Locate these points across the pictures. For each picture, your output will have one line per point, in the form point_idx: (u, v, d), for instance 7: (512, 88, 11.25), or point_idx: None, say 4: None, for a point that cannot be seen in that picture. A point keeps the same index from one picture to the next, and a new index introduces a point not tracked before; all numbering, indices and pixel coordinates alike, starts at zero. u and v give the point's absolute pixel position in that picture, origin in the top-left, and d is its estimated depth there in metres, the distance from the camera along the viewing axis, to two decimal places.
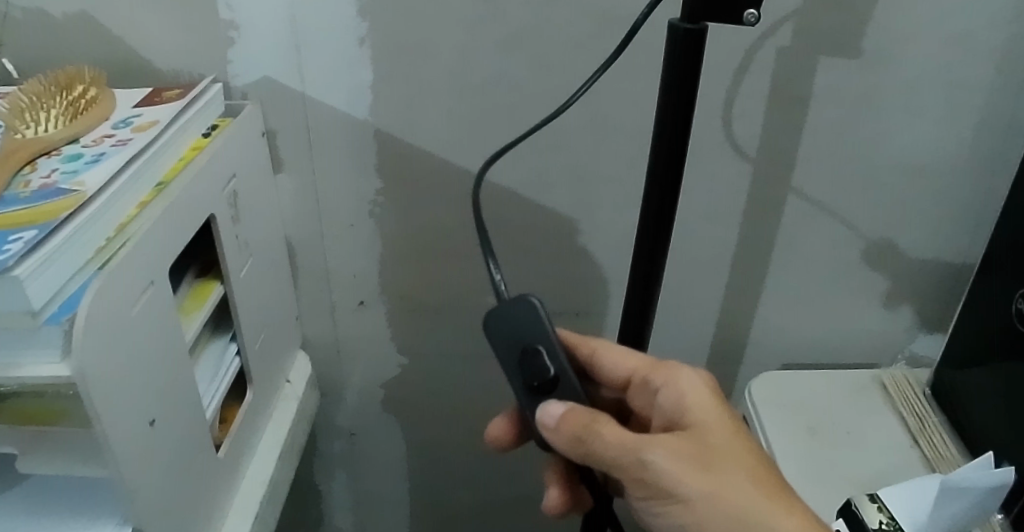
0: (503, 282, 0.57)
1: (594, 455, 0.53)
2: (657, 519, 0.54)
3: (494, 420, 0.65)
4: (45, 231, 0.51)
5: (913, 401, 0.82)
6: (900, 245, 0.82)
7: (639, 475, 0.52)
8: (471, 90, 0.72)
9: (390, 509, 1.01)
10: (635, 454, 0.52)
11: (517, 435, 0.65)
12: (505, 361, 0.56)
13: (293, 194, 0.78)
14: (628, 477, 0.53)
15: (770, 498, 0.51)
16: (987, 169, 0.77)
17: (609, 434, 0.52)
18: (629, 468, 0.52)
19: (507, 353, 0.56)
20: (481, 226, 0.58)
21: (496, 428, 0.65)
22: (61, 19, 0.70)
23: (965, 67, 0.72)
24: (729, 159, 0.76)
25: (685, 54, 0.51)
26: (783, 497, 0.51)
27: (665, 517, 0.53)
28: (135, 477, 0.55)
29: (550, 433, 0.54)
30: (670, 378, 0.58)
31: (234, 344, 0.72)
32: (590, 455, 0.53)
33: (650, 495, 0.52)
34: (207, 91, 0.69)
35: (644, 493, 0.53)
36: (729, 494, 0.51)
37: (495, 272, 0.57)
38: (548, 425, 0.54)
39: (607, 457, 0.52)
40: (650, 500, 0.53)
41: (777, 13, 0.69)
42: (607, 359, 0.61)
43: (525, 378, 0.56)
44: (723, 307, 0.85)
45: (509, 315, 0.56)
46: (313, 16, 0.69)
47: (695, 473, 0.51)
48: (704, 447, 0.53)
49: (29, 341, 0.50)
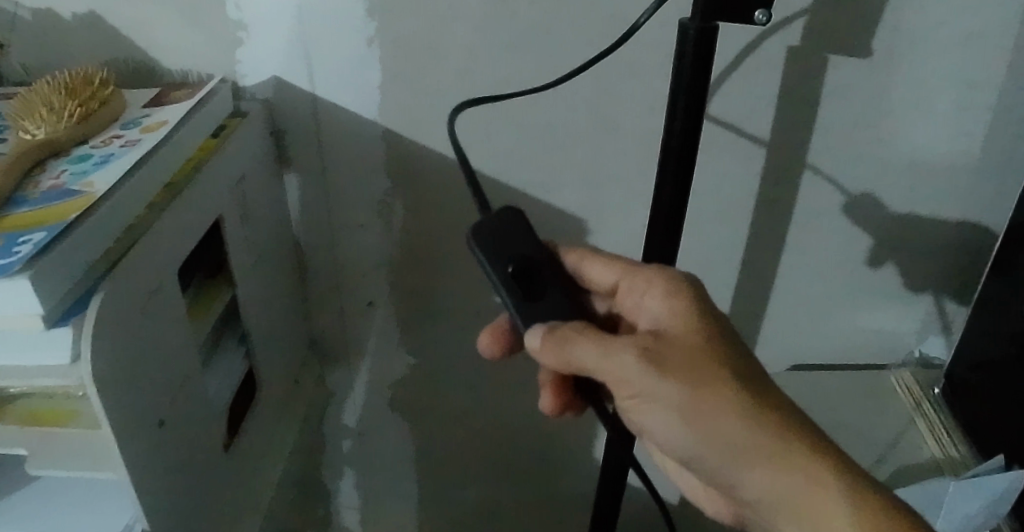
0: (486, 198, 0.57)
1: (575, 363, 0.51)
2: (641, 421, 0.51)
3: (485, 331, 0.62)
4: (54, 232, 0.51)
5: (925, 402, 0.84)
6: (913, 245, 0.81)
7: (619, 377, 0.49)
8: (478, 87, 0.72)
9: (400, 508, 1.01)
10: (614, 359, 0.49)
11: (507, 349, 0.61)
12: (491, 271, 0.54)
13: (302, 193, 0.78)
14: (610, 381, 0.50)
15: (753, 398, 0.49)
16: (999, 169, 0.76)
17: (587, 340, 0.50)
18: (609, 375, 0.50)
19: (493, 259, 0.54)
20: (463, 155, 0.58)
21: (487, 342, 0.61)
22: (71, 20, 0.70)
23: (978, 65, 0.71)
24: (739, 157, 0.76)
25: (697, 55, 0.51)
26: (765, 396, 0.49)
27: (649, 420, 0.51)
28: (143, 479, 0.55)
29: (535, 354, 0.52)
30: (655, 281, 0.54)
31: (243, 345, 0.72)
32: (573, 364, 0.51)
33: (631, 400, 0.50)
34: (216, 91, 0.68)
35: (625, 397, 0.50)
36: (708, 393, 0.48)
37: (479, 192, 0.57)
38: (530, 350, 0.52)
39: (587, 364, 0.50)
40: (630, 405, 0.50)
41: (789, 10, 0.68)
42: (592, 269, 0.58)
43: (514, 291, 0.54)
44: (733, 308, 0.85)
45: (493, 227, 0.55)
46: (323, 15, 0.69)
47: (674, 373, 0.49)
48: (683, 350, 0.50)
49: (37, 345, 0.50)
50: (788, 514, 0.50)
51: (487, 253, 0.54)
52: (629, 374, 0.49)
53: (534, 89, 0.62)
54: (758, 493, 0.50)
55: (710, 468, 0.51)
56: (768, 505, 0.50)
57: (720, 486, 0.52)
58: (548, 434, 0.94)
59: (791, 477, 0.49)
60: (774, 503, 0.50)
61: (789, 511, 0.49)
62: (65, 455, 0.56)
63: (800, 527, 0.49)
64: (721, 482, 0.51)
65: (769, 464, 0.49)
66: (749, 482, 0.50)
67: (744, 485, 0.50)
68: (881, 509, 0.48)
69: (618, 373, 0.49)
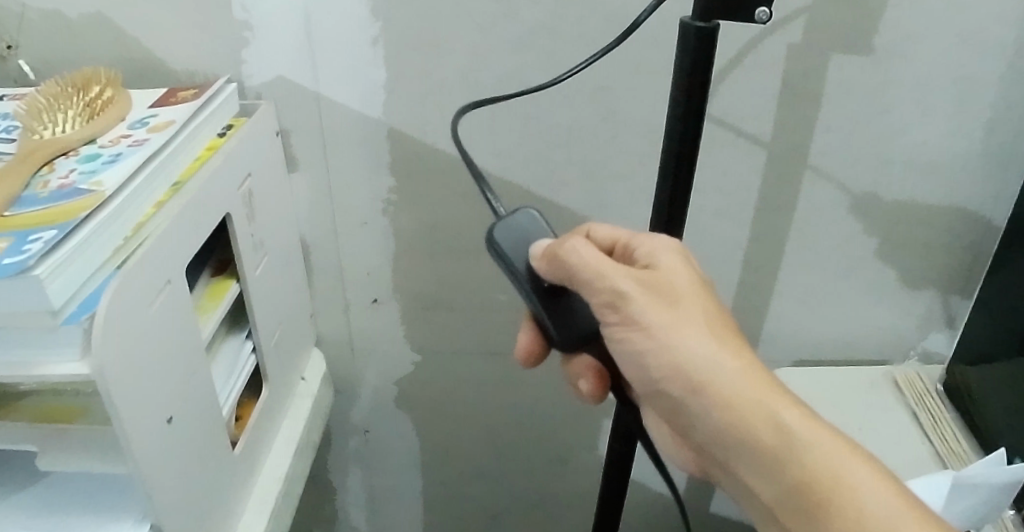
0: (500, 204, 0.59)
1: (574, 275, 0.53)
2: (621, 346, 0.53)
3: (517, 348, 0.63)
4: (65, 230, 0.51)
5: (926, 397, 0.83)
6: (913, 241, 0.81)
7: (610, 290, 0.52)
8: (482, 88, 0.72)
9: (405, 504, 1.02)
10: (607, 281, 0.52)
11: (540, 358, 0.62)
12: (508, 263, 0.57)
13: (307, 192, 0.79)
14: (600, 294, 0.52)
15: (729, 337, 0.51)
16: (1000, 165, 0.77)
17: (589, 254, 0.52)
18: (601, 287, 0.52)
19: (510, 257, 0.57)
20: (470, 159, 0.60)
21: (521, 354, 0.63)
22: (77, 20, 0.70)
23: (978, 65, 0.72)
24: (741, 155, 0.76)
25: (697, 53, 0.51)
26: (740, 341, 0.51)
27: (628, 344, 0.52)
28: (153, 473, 0.56)
29: (538, 267, 0.56)
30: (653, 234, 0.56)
31: (250, 341, 0.73)
32: (569, 271, 0.53)
33: (615, 319, 0.52)
34: (223, 90, 0.69)
35: (613, 315, 0.52)
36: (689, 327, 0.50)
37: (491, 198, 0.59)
38: (535, 266, 0.56)
39: (581, 274, 0.53)
40: (614, 329, 0.53)
41: (789, 8, 0.69)
42: None
43: (532, 285, 0.56)
44: (735, 304, 0.86)
45: (509, 223, 0.58)
46: (326, 15, 0.69)
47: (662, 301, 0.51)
48: (670, 290, 0.52)
49: (49, 341, 0.51)
50: (744, 458, 0.50)
51: (504, 250, 0.57)
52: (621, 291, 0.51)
53: (537, 90, 0.63)
54: (717, 434, 0.50)
55: (675, 405, 0.52)
56: (725, 447, 0.50)
57: (680, 424, 0.53)
58: (551, 432, 0.95)
59: (754, 419, 0.49)
60: (731, 445, 0.50)
61: (746, 454, 0.49)
62: (74, 450, 0.57)
63: (758, 471, 0.50)
64: (682, 419, 0.52)
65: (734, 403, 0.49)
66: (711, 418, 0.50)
67: (705, 424, 0.50)
68: (842, 461, 0.48)
69: (609, 289, 0.52)
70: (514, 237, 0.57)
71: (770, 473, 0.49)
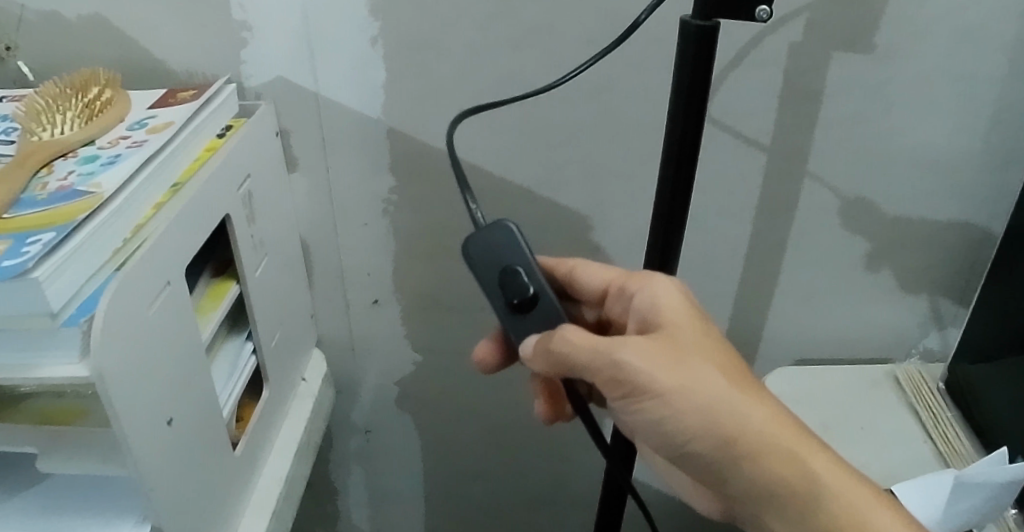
0: (481, 213, 0.55)
1: (571, 367, 0.51)
2: (635, 418, 0.52)
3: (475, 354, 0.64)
4: (63, 233, 0.51)
5: (927, 394, 0.83)
6: (916, 239, 0.81)
7: (613, 373, 0.50)
8: (482, 88, 0.72)
9: (406, 503, 1.02)
10: (608, 358, 0.50)
11: (498, 365, 0.63)
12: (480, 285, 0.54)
13: (307, 192, 0.79)
14: (602, 376, 0.51)
15: (739, 388, 0.50)
16: (1002, 163, 0.76)
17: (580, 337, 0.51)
18: (601, 368, 0.50)
19: (482, 279, 0.53)
20: (456, 161, 0.56)
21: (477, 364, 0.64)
22: (75, 20, 0.70)
23: (980, 62, 0.71)
24: (741, 154, 0.76)
25: (697, 52, 0.50)
26: (750, 387, 0.51)
27: (642, 416, 0.51)
28: (153, 475, 0.56)
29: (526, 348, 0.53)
30: (643, 280, 0.55)
31: (250, 342, 0.73)
32: (565, 364, 0.51)
33: (622, 396, 0.51)
34: (220, 92, 0.69)
35: (620, 394, 0.51)
36: (700, 389, 0.49)
37: (473, 207, 0.55)
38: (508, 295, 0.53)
39: (578, 362, 0.51)
40: (621, 402, 0.52)
41: (788, 6, 0.69)
42: (584, 271, 0.60)
43: (503, 309, 0.54)
44: (737, 303, 0.85)
45: (483, 238, 0.53)
46: (324, 14, 0.69)
47: (666, 368, 0.50)
48: (675, 348, 0.51)
49: (47, 343, 0.51)
50: (777, 505, 0.50)
51: (476, 269, 0.53)
52: (623, 371, 0.50)
53: (537, 94, 0.59)
54: (748, 486, 0.50)
55: (700, 462, 0.51)
56: (757, 497, 0.51)
57: (702, 480, 0.52)
58: (551, 431, 0.95)
59: (783, 466, 0.49)
60: (764, 495, 0.50)
61: (779, 501, 0.50)
62: (75, 452, 0.57)
63: (789, 518, 0.50)
64: (706, 477, 0.52)
65: (755, 457, 0.49)
66: (737, 475, 0.50)
67: (731, 478, 0.50)
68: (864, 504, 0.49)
69: (610, 369, 0.50)
70: (485, 254, 0.53)
71: (801, 519, 0.50)
